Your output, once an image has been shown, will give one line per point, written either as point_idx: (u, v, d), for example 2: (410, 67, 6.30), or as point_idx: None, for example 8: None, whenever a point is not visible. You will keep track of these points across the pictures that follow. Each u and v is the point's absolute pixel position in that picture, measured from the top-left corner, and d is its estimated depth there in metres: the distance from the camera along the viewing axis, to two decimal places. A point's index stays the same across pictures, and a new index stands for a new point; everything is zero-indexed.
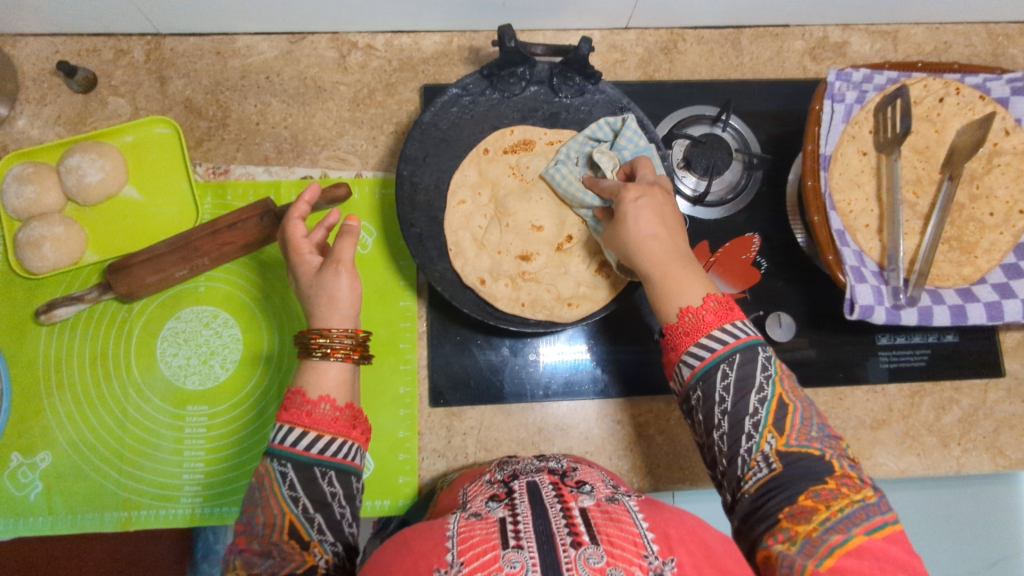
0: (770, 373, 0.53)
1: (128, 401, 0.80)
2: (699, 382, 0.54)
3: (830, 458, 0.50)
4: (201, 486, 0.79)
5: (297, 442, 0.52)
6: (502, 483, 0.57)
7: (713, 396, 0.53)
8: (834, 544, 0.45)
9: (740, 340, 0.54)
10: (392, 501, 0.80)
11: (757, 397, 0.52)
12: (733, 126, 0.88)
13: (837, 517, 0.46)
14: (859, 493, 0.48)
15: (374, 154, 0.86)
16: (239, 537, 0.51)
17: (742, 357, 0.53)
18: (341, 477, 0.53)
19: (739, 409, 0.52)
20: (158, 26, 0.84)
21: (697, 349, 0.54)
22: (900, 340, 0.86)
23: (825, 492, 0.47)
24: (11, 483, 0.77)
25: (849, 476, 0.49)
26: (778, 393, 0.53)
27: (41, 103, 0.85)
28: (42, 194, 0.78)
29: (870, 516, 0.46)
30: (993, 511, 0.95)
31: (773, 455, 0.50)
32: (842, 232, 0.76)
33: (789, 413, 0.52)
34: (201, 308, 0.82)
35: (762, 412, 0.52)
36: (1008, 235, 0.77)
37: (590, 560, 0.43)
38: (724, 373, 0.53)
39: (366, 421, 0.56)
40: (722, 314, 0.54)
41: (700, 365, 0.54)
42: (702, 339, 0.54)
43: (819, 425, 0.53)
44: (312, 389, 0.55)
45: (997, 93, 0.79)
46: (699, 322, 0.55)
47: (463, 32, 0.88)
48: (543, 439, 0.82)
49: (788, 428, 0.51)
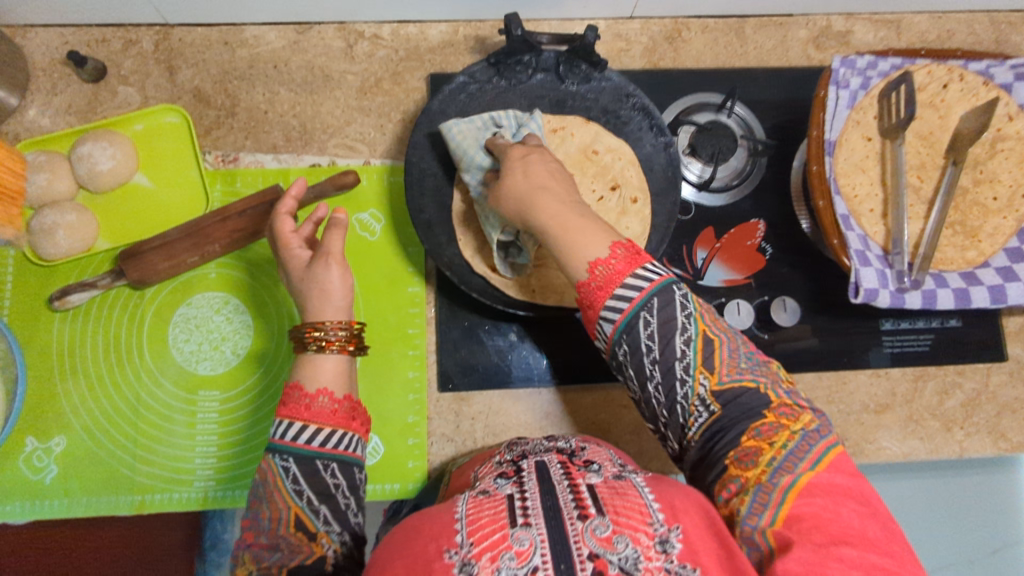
0: (689, 312, 0.54)
1: (141, 387, 0.80)
2: (622, 337, 0.53)
3: (766, 389, 0.52)
4: (213, 470, 0.80)
5: (297, 437, 0.53)
6: (511, 462, 0.58)
7: (639, 347, 0.53)
8: (783, 484, 0.48)
9: (654, 284, 0.53)
10: (402, 484, 0.81)
11: (682, 340, 0.53)
12: (738, 113, 0.89)
13: (783, 454, 0.49)
14: (799, 422, 0.51)
15: (381, 142, 0.87)
16: (247, 533, 0.52)
17: (659, 301, 0.53)
18: (343, 469, 0.54)
19: (667, 356, 0.53)
20: (167, 17, 0.85)
21: (614, 302, 0.53)
22: (903, 325, 0.87)
23: (765, 429, 0.50)
24: (27, 467, 0.78)
25: (786, 404, 0.52)
26: (702, 330, 0.53)
27: (51, 92, 0.85)
28: (54, 182, 0.79)
29: (811, 446, 0.49)
30: (996, 496, 0.96)
31: (710, 397, 0.52)
32: (847, 217, 0.77)
33: (715, 349, 0.53)
34: (212, 295, 0.83)
35: (690, 354, 0.53)
36: (1011, 219, 0.78)
37: (596, 531, 0.44)
38: (646, 322, 0.53)
39: (366, 411, 0.57)
40: (632, 261, 0.53)
41: (620, 319, 0.53)
42: (617, 290, 0.53)
43: (746, 353, 0.55)
44: (310, 382, 0.55)
45: (1000, 79, 0.79)
46: (611, 273, 0.53)
47: (469, 22, 0.89)
48: (550, 423, 0.83)
49: (718, 365, 0.53)
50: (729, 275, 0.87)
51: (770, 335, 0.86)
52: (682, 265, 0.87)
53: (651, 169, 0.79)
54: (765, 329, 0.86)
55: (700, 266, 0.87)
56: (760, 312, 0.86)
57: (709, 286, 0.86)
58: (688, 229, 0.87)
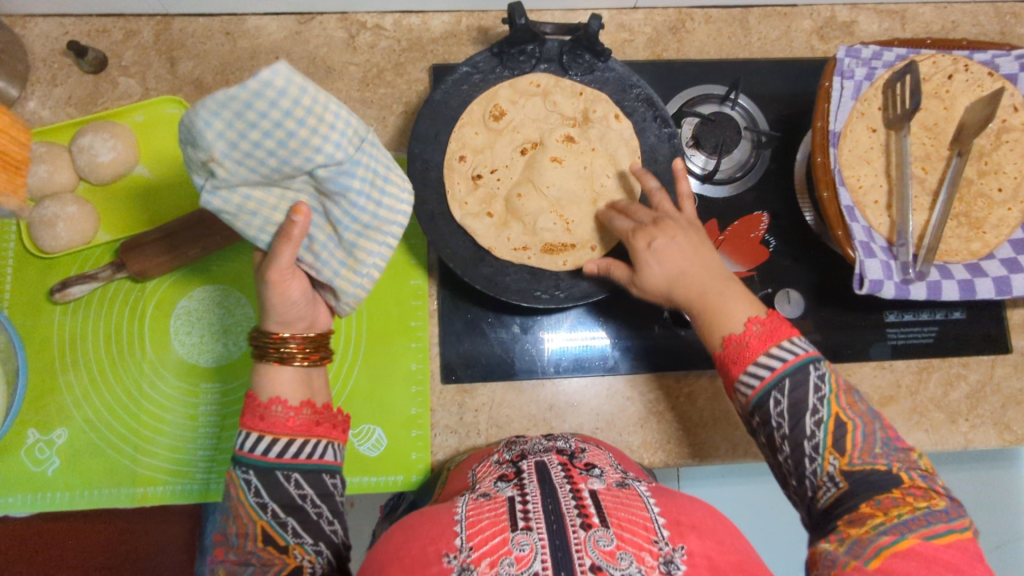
0: (822, 393, 0.53)
1: (142, 379, 0.80)
2: (753, 410, 0.54)
3: (897, 471, 0.51)
4: (214, 462, 0.80)
5: (254, 447, 0.53)
6: (510, 462, 0.58)
7: (769, 423, 0.53)
8: (883, 545, 0.47)
9: (789, 362, 0.53)
10: (405, 476, 0.81)
11: (813, 419, 0.52)
12: (742, 104, 0.88)
13: (893, 522, 0.47)
14: (927, 501, 0.49)
15: (384, 134, 0.87)
16: (219, 548, 0.54)
17: (791, 381, 0.53)
18: (308, 477, 0.54)
19: (796, 433, 0.52)
20: (168, 7, 0.84)
21: (748, 377, 0.54)
22: (907, 317, 0.87)
23: (886, 500, 0.49)
24: (29, 459, 0.78)
25: (917, 485, 0.50)
26: (835, 412, 0.52)
27: (52, 83, 0.85)
28: (54, 173, 0.78)
29: (931, 524, 0.48)
30: (999, 488, 0.96)
31: (837, 473, 0.51)
32: (851, 208, 0.77)
33: (848, 432, 0.52)
34: (213, 288, 0.82)
35: (820, 434, 0.52)
36: (1016, 210, 0.78)
37: (599, 543, 0.44)
38: (776, 401, 0.53)
39: (330, 414, 0.57)
40: (766, 338, 0.54)
41: (752, 394, 0.54)
42: (751, 366, 0.54)
43: (883, 438, 0.53)
44: (264, 393, 0.55)
45: (1006, 69, 0.79)
46: (744, 348, 0.55)
47: (472, 13, 0.88)
48: (553, 416, 0.83)
49: (850, 448, 0.51)
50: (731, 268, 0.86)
51: None
52: None
53: (656, 160, 0.79)
54: None
55: None
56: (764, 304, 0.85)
57: None
58: None
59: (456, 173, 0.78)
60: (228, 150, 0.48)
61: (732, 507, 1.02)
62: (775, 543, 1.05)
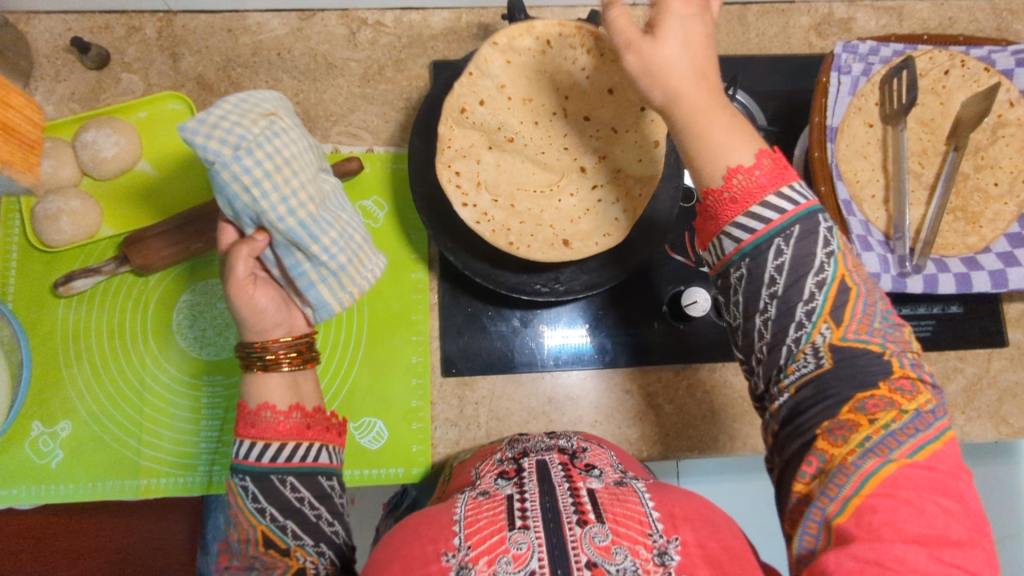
0: (831, 253, 0.52)
1: (145, 372, 0.81)
2: (746, 260, 0.53)
3: (892, 358, 0.50)
4: (218, 454, 0.81)
5: (249, 454, 0.55)
6: (512, 460, 0.58)
7: (762, 277, 0.52)
8: (869, 471, 0.46)
9: (797, 208, 0.52)
10: (406, 468, 0.81)
11: (814, 282, 0.51)
12: (740, 99, 0.88)
13: (881, 434, 0.47)
14: (913, 402, 0.48)
15: (385, 129, 0.87)
16: (223, 557, 0.56)
17: (800, 232, 0.51)
18: (303, 480, 0.56)
19: (791, 295, 0.52)
20: (170, 3, 0.85)
21: (746, 220, 0.52)
22: (905, 311, 0.87)
23: (872, 403, 0.48)
24: (32, 452, 0.79)
25: (906, 378, 0.49)
26: (840, 276, 0.51)
27: (55, 79, 0.86)
28: (58, 168, 0.79)
29: (917, 430, 0.47)
30: (995, 482, 0.96)
31: (824, 348, 0.50)
32: (849, 202, 0.77)
33: (849, 301, 0.51)
34: (215, 282, 0.83)
35: (818, 299, 0.51)
36: (1012, 204, 0.78)
37: (596, 539, 0.45)
38: (778, 251, 0.51)
39: (319, 417, 0.59)
40: (775, 176, 0.52)
41: (748, 241, 0.52)
42: (754, 207, 0.52)
43: (882, 313, 0.52)
44: (252, 399, 0.57)
45: (1002, 65, 0.80)
46: (750, 187, 0.52)
47: (472, 9, 0.89)
48: (553, 408, 0.83)
49: (847, 320, 0.51)
50: None
51: None
52: (683, 252, 0.87)
53: None
54: None
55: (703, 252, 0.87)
56: None
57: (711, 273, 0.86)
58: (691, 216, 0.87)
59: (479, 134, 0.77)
60: (256, 131, 0.53)
61: (730, 501, 1.03)
62: (774, 536, 1.05)
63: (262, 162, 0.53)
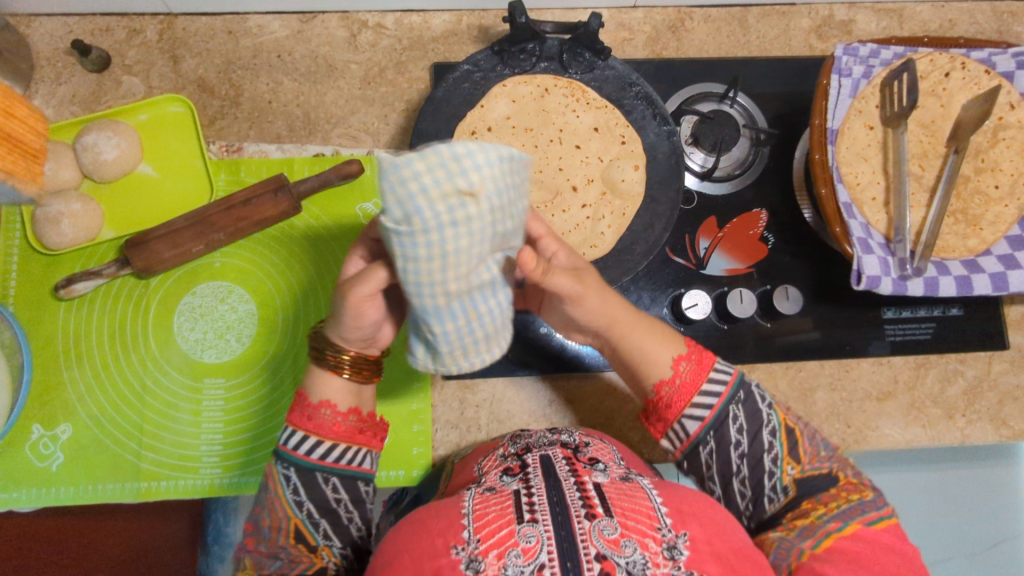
0: (770, 403, 0.59)
1: (146, 375, 0.81)
2: (711, 438, 0.58)
3: (835, 470, 0.58)
4: (218, 457, 0.81)
5: (299, 446, 0.56)
6: (516, 456, 0.58)
7: (728, 442, 0.58)
8: (830, 529, 0.53)
9: (729, 385, 0.58)
10: (407, 471, 0.81)
11: (768, 431, 0.58)
12: (741, 102, 0.89)
13: (835, 512, 0.54)
14: (857, 493, 0.56)
15: (385, 132, 0.87)
16: (250, 538, 0.57)
17: (743, 394, 0.58)
18: (345, 483, 0.57)
19: (755, 447, 0.58)
20: (170, 6, 0.85)
21: (692, 411, 0.58)
22: (905, 313, 0.87)
23: (824, 496, 0.56)
24: (33, 455, 0.79)
25: (850, 480, 0.57)
26: (784, 420, 0.59)
27: (56, 82, 0.86)
28: (58, 171, 0.79)
29: (866, 511, 0.54)
30: (997, 484, 0.96)
31: (790, 482, 0.57)
32: (849, 205, 0.77)
33: (798, 440, 0.59)
34: (217, 284, 0.83)
35: (776, 445, 0.58)
36: (1012, 207, 0.78)
37: (604, 532, 0.45)
38: (734, 417, 0.58)
39: (373, 423, 0.60)
40: (700, 372, 0.59)
41: (705, 421, 0.58)
42: (691, 405, 0.58)
43: (821, 441, 0.60)
44: (314, 393, 0.57)
45: (1002, 67, 0.80)
46: (682, 388, 0.59)
47: (473, 11, 0.89)
48: (554, 411, 0.84)
49: (801, 454, 0.58)
50: (730, 264, 0.87)
51: (773, 325, 0.86)
52: (684, 255, 0.87)
53: (655, 157, 0.80)
54: (768, 318, 0.86)
55: (703, 255, 0.87)
56: (763, 300, 0.86)
57: (712, 275, 0.87)
58: (691, 218, 0.87)
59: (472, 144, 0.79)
60: (438, 208, 0.41)
61: None
62: None
63: (419, 247, 0.42)
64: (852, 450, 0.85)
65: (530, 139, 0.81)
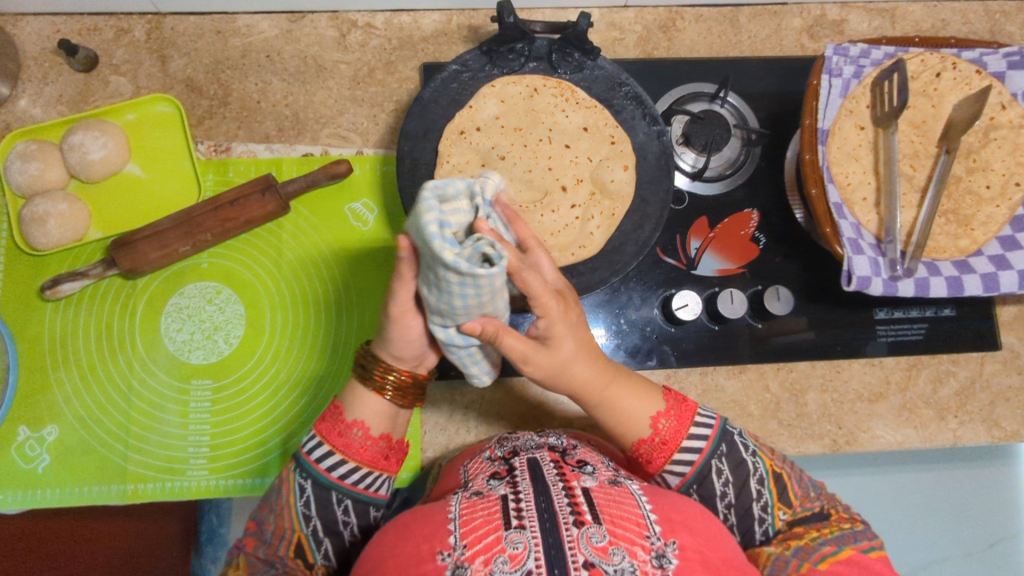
0: (754, 453, 0.60)
1: (133, 375, 0.81)
2: (697, 487, 0.59)
3: (827, 508, 0.59)
4: (206, 460, 0.80)
5: (322, 460, 0.58)
6: (503, 460, 0.57)
7: (713, 495, 0.59)
8: (826, 553, 0.53)
9: (714, 433, 0.59)
10: (396, 474, 0.81)
11: (755, 480, 0.59)
12: (732, 102, 0.89)
13: (828, 538, 0.55)
14: (848, 523, 0.57)
15: (374, 131, 0.87)
16: (248, 538, 0.57)
17: (726, 448, 0.59)
18: (356, 507, 0.59)
19: (743, 498, 0.59)
20: (158, 5, 0.84)
21: (678, 462, 0.59)
22: (897, 314, 0.87)
23: (815, 526, 0.57)
24: (18, 456, 0.79)
25: (841, 515, 0.58)
26: (771, 468, 0.60)
27: (43, 82, 0.85)
28: (45, 171, 0.78)
29: (860, 540, 0.55)
30: (990, 485, 0.96)
31: (782, 526, 0.59)
32: (839, 206, 0.77)
33: (786, 485, 0.60)
34: (204, 284, 0.82)
35: (765, 493, 0.59)
36: (1004, 208, 0.78)
37: (592, 539, 0.44)
38: (719, 471, 0.59)
39: (398, 452, 0.61)
40: (684, 419, 0.59)
41: (689, 473, 0.58)
42: (677, 452, 0.59)
43: (809, 482, 0.62)
44: (351, 412, 0.59)
45: (993, 67, 0.79)
46: (668, 437, 0.59)
47: (463, 11, 0.88)
48: (544, 412, 0.83)
49: (791, 499, 0.60)
50: (722, 265, 0.87)
51: (764, 326, 0.86)
52: (675, 256, 0.86)
53: (644, 157, 0.79)
54: (760, 318, 0.86)
55: (694, 255, 0.87)
56: (754, 301, 0.85)
57: (702, 276, 0.86)
58: (682, 218, 0.87)
59: (461, 145, 0.78)
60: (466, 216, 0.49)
61: None
62: None
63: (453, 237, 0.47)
64: (843, 451, 0.85)
65: (519, 139, 0.81)
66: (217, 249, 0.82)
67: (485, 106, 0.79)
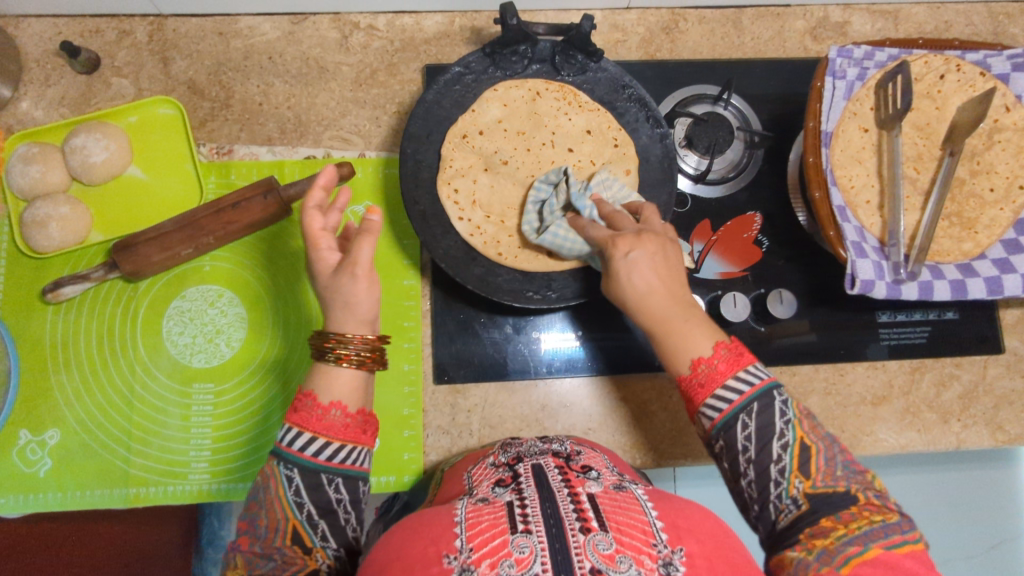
0: (788, 418, 0.54)
1: (135, 379, 0.80)
2: (718, 433, 0.54)
3: (858, 491, 0.52)
4: (208, 464, 0.80)
5: (304, 447, 0.52)
6: (506, 466, 0.57)
7: (735, 446, 0.54)
8: (851, 553, 0.48)
9: (755, 387, 0.54)
10: (398, 477, 0.80)
11: (779, 443, 0.53)
12: (735, 104, 0.89)
13: (855, 533, 0.49)
14: (881, 515, 0.50)
15: (376, 134, 0.87)
16: (242, 537, 0.53)
17: (759, 405, 0.53)
18: (347, 484, 0.54)
19: (762, 457, 0.53)
20: (160, 7, 0.84)
21: (714, 401, 0.54)
22: (900, 318, 0.87)
23: (844, 514, 0.50)
24: (20, 460, 0.78)
25: (873, 502, 0.51)
26: (801, 436, 0.54)
27: (45, 83, 0.85)
28: (47, 173, 0.78)
29: (888, 535, 0.49)
30: (994, 487, 0.96)
31: (801, 496, 0.52)
32: (843, 208, 0.77)
33: (813, 457, 0.53)
34: (206, 287, 0.82)
35: (786, 458, 0.53)
36: (1008, 210, 0.78)
37: (599, 546, 0.44)
38: (743, 424, 0.53)
39: (376, 423, 0.56)
40: (734, 363, 0.54)
41: (719, 418, 0.54)
42: (719, 390, 0.54)
43: (843, 461, 0.54)
44: (324, 394, 0.54)
45: (998, 69, 0.79)
46: (713, 372, 0.54)
47: (465, 13, 0.88)
48: (547, 415, 0.83)
49: (813, 471, 0.53)
50: (725, 268, 0.86)
51: (767, 329, 0.86)
52: None
53: (648, 160, 0.79)
54: (762, 322, 0.85)
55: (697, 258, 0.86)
56: (757, 304, 0.85)
57: (706, 279, 0.86)
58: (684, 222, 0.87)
59: (463, 149, 0.78)
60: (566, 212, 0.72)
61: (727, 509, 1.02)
62: None
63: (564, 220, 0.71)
64: None
65: (521, 142, 0.81)
66: (218, 252, 0.82)
67: (488, 109, 0.79)
